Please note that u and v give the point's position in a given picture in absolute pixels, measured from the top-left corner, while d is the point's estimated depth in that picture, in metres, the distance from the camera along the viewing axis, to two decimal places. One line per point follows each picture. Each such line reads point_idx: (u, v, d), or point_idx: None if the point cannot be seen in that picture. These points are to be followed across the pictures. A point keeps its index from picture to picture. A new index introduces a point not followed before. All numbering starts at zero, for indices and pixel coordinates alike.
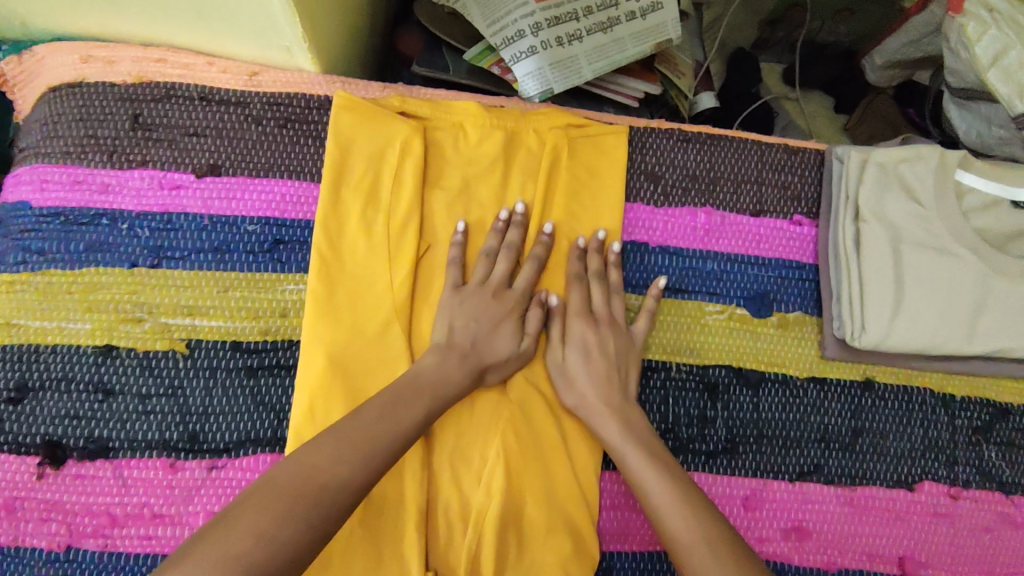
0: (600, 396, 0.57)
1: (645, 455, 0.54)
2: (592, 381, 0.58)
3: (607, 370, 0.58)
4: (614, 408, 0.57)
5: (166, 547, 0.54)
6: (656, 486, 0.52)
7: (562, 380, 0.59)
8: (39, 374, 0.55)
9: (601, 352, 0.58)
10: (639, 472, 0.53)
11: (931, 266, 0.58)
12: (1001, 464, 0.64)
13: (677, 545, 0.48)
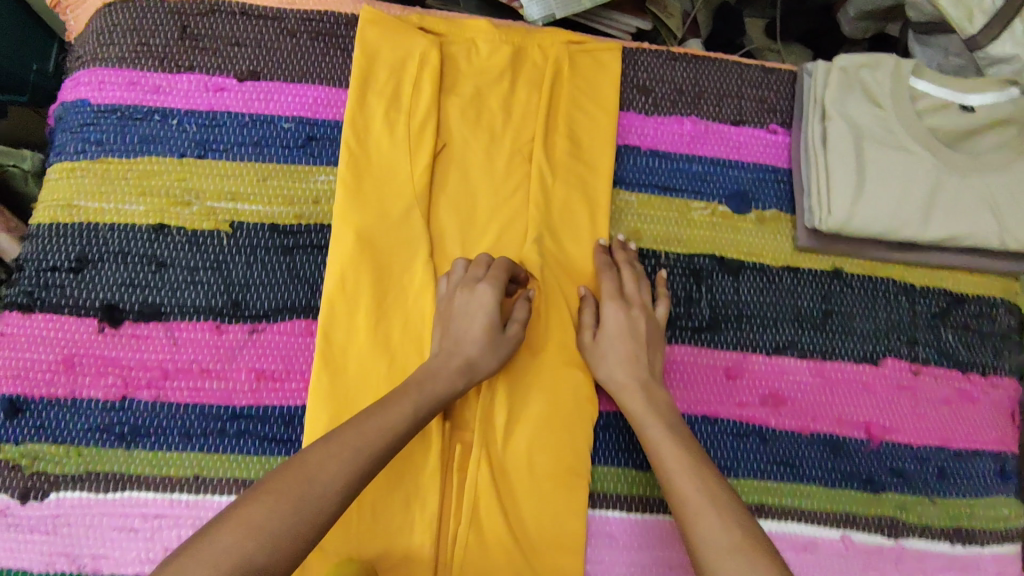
0: (627, 373, 0.61)
1: (668, 430, 0.58)
2: (620, 360, 0.62)
3: (633, 353, 0.62)
4: (642, 384, 0.61)
5: (213, 398, 0.61)
6: (676, 464, 0.55)
7: (593, 357, 0.63)
8: (99, 247, 0.62)
9: (627, 338, 0.63)
10: (659, 445, 0.57)
11: (890, 158, 0.66)
12: (958, 346, 0.71)
13: (688, 512, 0.52)
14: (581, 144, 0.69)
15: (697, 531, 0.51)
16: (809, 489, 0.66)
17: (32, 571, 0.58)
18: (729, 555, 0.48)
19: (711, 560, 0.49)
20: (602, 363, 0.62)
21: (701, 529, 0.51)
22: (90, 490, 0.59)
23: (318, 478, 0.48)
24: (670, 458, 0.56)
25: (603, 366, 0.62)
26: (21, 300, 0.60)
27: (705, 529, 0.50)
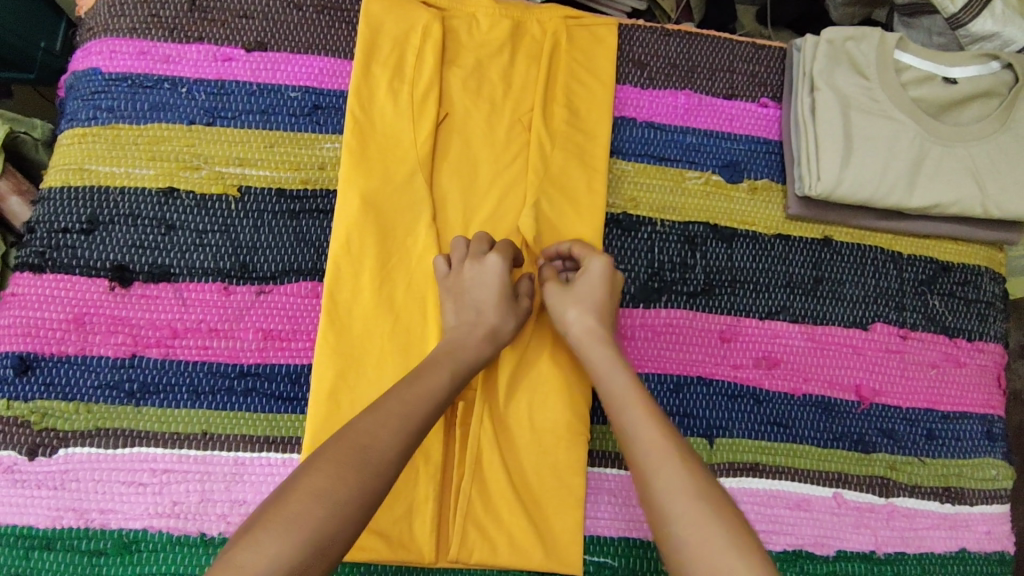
0: (588, 325, 0.61)
1: (630, 381, 0.57)
2: (583, 314, 0.61)
3: (598, 310, 0.61)
4: (602, 338, 0.60)
5: (220, 356, 0.62)
6: (641, 426, 0.54)
7: (561, 310, 0.62)
8: (109, 210, 0.63)
9: (593, 294, 0.62)
10: (621, 397, 0.56)
11: (875, 128, 0.69)
12: (945, 312, 0.74)
13: (649, 465, 0.52)
14: (580, 115, 0.71)
15: (658, 483, 0.51)
16: (802, 448, 0.68)
17: (37, 527, 0.57)
18: (693, 507, 0.49)
19: (674, 511, 0.49)
20: (563, 319, 0.62)
21: (663, 482, 0.50)
22: (98, 446, 0.59)
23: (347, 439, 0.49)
24: (630, 411, 0.55)
25: (565, 320, 0.62)
26: (32, 260, 0.62)
27: (668, 481, 0.50)
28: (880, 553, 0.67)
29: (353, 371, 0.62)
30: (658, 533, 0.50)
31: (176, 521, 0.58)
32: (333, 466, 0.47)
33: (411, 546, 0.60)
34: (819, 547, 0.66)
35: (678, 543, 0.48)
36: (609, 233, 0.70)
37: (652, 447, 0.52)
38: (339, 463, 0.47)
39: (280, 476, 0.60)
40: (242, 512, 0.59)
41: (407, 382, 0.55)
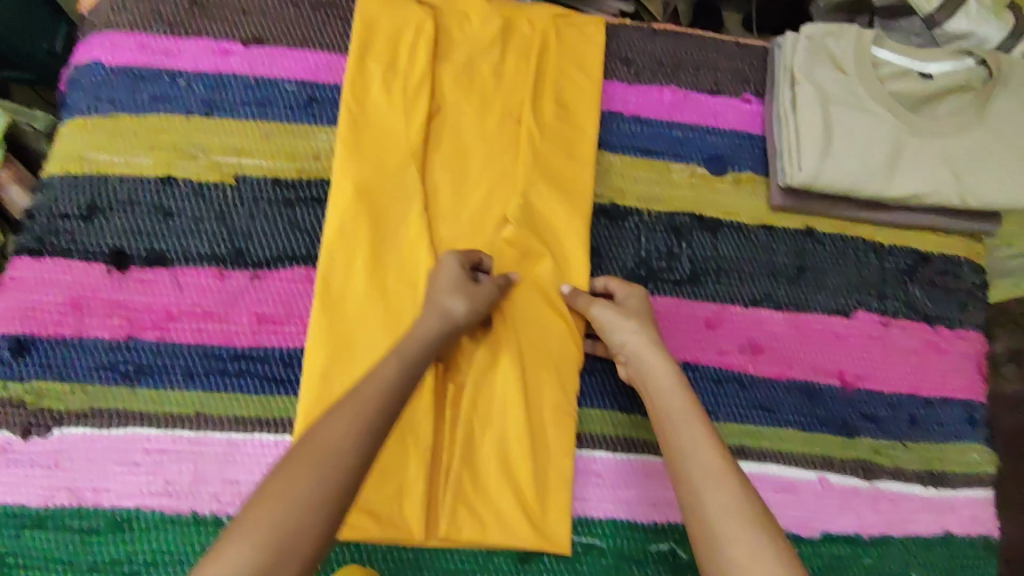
0: (648, 339, 0.62)
1: (686, 399, 0.58)
2: (639, 325, 0.63)
3: (649, 323, 0.63)
4: (660, 349, 0.62)
5: (215, 339, 0.63)
6: (697, 442, 0.54)
7: (613, 322, 0.64)
8: (108, 197, 0.65)
9: (639, 307, 0.65)
10: (677, 413, 0.57)
11: (854, 120, 0.71)
12: (926, 300, 0.75)
13: (702, 483, 0.52)
14: (569, 108, 0.73)
15: (709, 502, 0.51)
16: (786, 432, 0.69)
17: (30, 505, 0.58)
18: (746, 529, 0.49)
19: (726, 529, 0.49)
20: (619, 329, 0.63)
21: (716, 501, 0.51)
22: (93, 426, 0.60)
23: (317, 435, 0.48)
24: (688, 427, 0.56)
25: (623, 329, 0.63)
26: (31, 245, 0.63)
27: (721, 502, 0.50)
28: (864, 535, 0.68)
29: (346, 353, 0.63)
30: (703, 551, 0.50)
31: (169, 500, 0.59)
32: (312, 447, 0.47)
33: (402, 525, 0.60)
34: (805, 529, 0.67)
35: (724, 563, 0.48)
36: (597, 222, 0.72)
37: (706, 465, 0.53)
38: (316, 448, 0.47)
39: (273, 457, 0.61)
40: (234, 491, 0.60)
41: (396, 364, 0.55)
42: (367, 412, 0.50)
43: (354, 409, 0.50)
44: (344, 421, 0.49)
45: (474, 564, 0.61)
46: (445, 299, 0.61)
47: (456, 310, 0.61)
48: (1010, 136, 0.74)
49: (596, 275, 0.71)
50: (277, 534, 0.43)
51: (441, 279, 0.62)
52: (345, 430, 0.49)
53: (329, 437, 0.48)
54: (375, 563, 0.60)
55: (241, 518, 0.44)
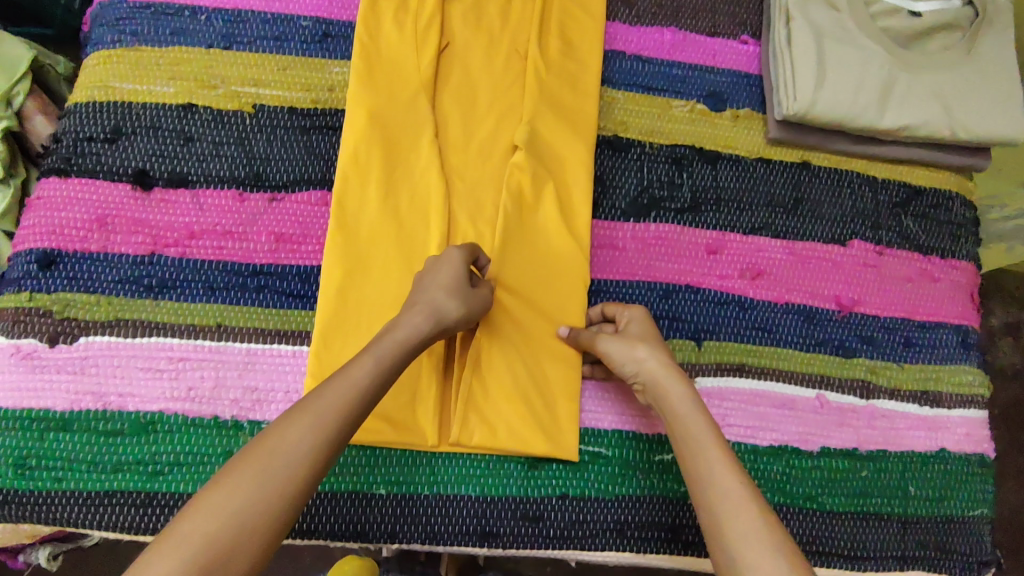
0: (661, 361, 0.60)
1: (708, 423, 0.56)
2: (652, 350, 0.61)
3: (661, 347, 0.62)
4: (676, 372, 0.59)
5: (234, 255, 0.66)
6: (716, 466, 0.53)
7: (622, 348, 0.62)
8: (132, 122, 0.68)
9: (649, 331, 0.63)
10: (696, 437, 0.55)
11: (846, 55, 0.74)
12: (918, 232, 0.78)
13: (724, 510, 0.50)
14: (573, 46, 0.76)
15: (731, 528, 0.49)
16: (785, 351, 0.72)
17: (55, 409, 0.60)
18: (767, 556, 0.47)
19: (750, 556, 0.47)
20: (630, 358, 0.61)
21: (738, 526, 0.49)
22: (118, 335, 0.62)
23: (273, 444, 0.47)
24: (704, 450, 0.54)
25: (639, 354, 0.61)
26: (58, 165, 0.66)
27: (743, 528, 0.49)
28: (862, 450, 0.70)
29: (359, 270, 0.66)
30: None
31: (192, 404, 0.61)
32: (260, 453, 0.47)
33: (415, 430, 0.63)
34: (804, 443, 0.69)
35: None
36: (601, 153, 0.75)
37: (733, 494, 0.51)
38: (268, 455, 0.47)
39: (291, 366, 0.64)
40: (254, 398, 0.62)
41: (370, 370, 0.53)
42: (329, 417, 0.49)
43: (311, 413, 0.49)
44: (298, 430, 0.48)
45: (484, 469, 0.64)
46: (441, 298, 0.58)
47: (448, 312, 0.58)
48: (995, 73, 0.76)
49: (600, 202, 0.73)
50: (211, 545, 0.43)
51: (441, 275, 0.59)
52: (302, 437, 0.48)
53: (281, 444, 0.47)
54: (389, 466, 0.63)
55: (179, 518, 0.44)
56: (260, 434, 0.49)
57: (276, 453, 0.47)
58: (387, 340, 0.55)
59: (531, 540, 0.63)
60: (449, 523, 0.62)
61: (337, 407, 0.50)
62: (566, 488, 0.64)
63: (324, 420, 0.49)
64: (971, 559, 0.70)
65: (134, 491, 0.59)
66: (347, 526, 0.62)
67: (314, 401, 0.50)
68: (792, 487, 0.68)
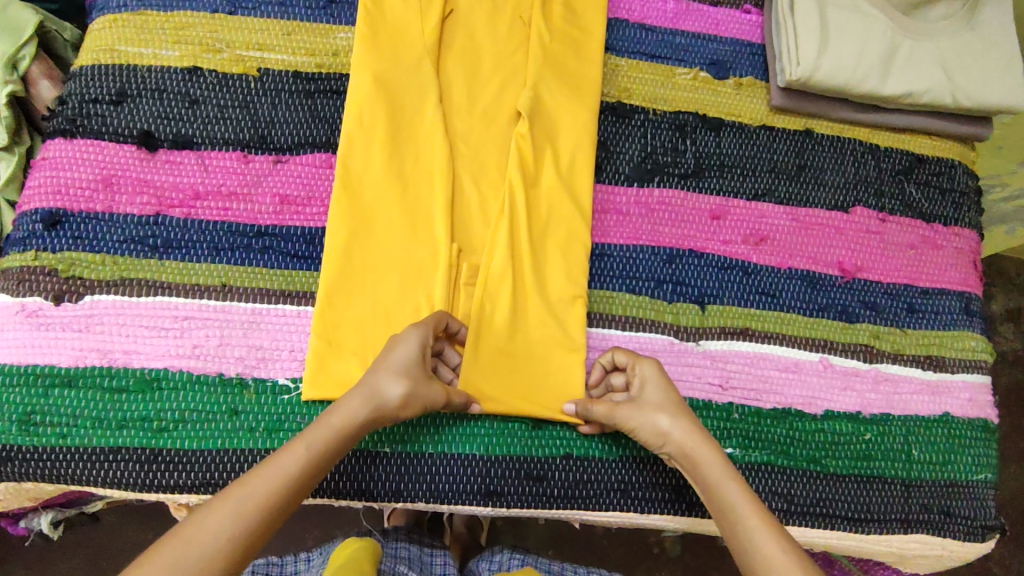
0: (685, 430, 0.58)
1: (744, 491, 0.55)
2: (674, 420, 0.59)
3: (683, 412, 0.60)
4: (704, 439, 0.58)
5: (239, 216, 0.66)
6: (765, 539, 0.52)
7: (646, 419, 0.59)
8: (137, 85, 0.68)
9: (669, 393, 0.61)
10: (737, 509, 0.54)
11: (849, 22, 0.75)
12: (921, 199, 0.78)
13: None
14: (577, 13, 0.76)
15: None
16: (788, 315, 0.72)
17: (60, 366, 0.60)
18: None
19: None
20: (653, 430, 0.59)
21: None
22: (122, 294, 0.62)
23: (194, 533, 0.47)
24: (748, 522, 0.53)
25: (666, 426, 0.59)
26: (63, 127, 0.66)
27: None
28: (865, 414, 0.70)
29: (363, 232, 0.66)
30: None
31: (196, 362, 0.62)
32: (180, 541, 0.47)
33: None
34: (808, 406, 0.69)
35: None
36: (605, 119, 0.75)
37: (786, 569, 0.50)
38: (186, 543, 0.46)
39: (295, 326, 0.64)
40: (259, 356, 0.63)
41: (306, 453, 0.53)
42: (253, 506, 0.49)
43: (236, 499, 0.49)
44: (218, 518, 0.48)
45: (488, 429, 0.64)
46: (383, 383, 0.56)
47: (389, 399, 0.56)
48: (997, 41, 0.76)
49: (604, 167, 0.73)
50: None
51: (391, 357, 0.58)
52: (223, 525, 0.48)
53: (201, 534, 0.47)
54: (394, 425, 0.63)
55: None
56: (184, 520, 0.48)
57: (194, 542, 0.47)
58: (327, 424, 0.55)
59: (535, 499, 0.63)
60: (454, 481, 0.62)
61: (266, 490, 0.50)
62: (570, 448, 0.64)
63: (248, 505, 0.49)
64: (975, 524, 0.70)
65: (138, 448, 0.59)
66: (353, 484, 0.62)
67: (241, 488, 0.50)
68: (795, 450, 0.68)
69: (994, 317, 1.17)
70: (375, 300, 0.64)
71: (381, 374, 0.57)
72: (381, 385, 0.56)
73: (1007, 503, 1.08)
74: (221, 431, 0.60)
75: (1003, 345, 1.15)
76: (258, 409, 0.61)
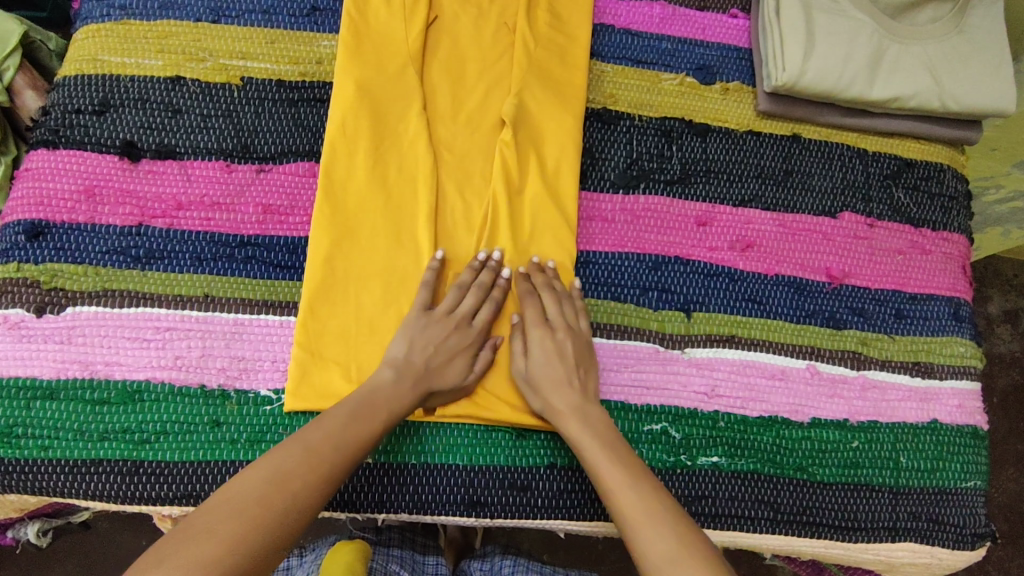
0: (552, 393, 0.61)
1: (602, 442, 0.58)
2: (548, 384, 0.61)
3: (571, 376, 0.62)
4: (571, 397, 0.61)
5: (222, 226, 0.66)
6: (619, 483, 0.55)
7: (528, 388, 0.62)
8: (120, 95, 0.68)
9: (558, 356, 0.62)
10: (596, 461, 0.57)
11: (835, 26, 0.74)
12: (909, 203, 0.77)
13: (637, 526, 0.53)
14: (562, 18, 0.75)
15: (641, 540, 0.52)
16: (775, 323, 0.71)
17: (42, 378, 0.60)
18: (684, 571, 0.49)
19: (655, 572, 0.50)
20: (533, 397, 0.62)
21: (640, 538, 0.52)
22: (104, 305, 0.62)
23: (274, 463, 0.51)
24: (606, 471, 0.56)
25: (540, 391, 0.61)
26: (46, 138, 0.66)
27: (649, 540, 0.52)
28: (853, 421, 0.70)
29: (346, 242, 0.65)
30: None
31: (178, 373, 0.61)
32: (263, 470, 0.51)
33: None
34: (794, 414, 0.69)
35: None
36: (590, 125, 0.74)
37: (631, 507, 0.54)
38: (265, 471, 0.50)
39: (278, 337, 0.64)
40: (241, 367, 0.62)
41: (384, 414, 0.57)
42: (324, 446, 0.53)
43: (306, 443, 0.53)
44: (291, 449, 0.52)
45: (471, 439, 0.64)
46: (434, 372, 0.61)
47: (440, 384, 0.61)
48: (985, 44, 0.76)
49: (589, 174, 0.73)
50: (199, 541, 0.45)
51: (442, 340, 0.62)
52: (290, 457, 0.52)
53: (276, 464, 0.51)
54: None
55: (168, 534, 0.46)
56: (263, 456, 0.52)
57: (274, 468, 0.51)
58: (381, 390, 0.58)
59: (518, 509, 0.63)
60: (437, 491, 0.62)
61: (336, 432, 0.54)
62: (554, 458, 0.64)
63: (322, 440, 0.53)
64: (964, 531, 0.69)
65: (121, 460, 0.59)
66: (335, 495, 0.61)
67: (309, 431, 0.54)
68: (783, 458, 0.68)
69: (991, 318, 1.16)
70: (358, 309, 0.64)
71: (436, 347, 0.62)
72: (435, 361, 0.61)
73: (1004, 506, 1.07)
74: (203, 442, 0.60)
75: (999, 346, 1.15)
76: (240, 421, 0.61)
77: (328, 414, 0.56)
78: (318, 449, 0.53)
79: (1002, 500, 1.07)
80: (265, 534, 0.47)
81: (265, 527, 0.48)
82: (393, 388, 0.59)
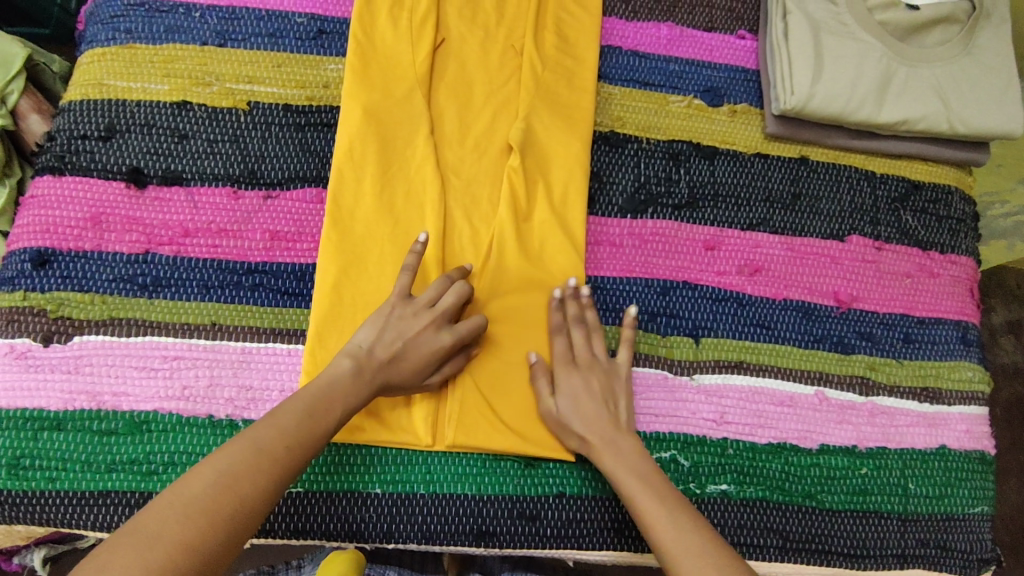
0: (591, 428, 0.61)
1: (641, 479, 0.58)
2: (584, 420, 0.61)
3: (605, 411, 0.62)
4: (612, 434, 0.61)
5: (229, 253, 0.65)
6: (662, 520, 0.55)
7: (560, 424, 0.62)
8: (126, 120, 0.67)
9: (590, 391, 0.62)
10: (638, 497, 0.57)
11: (843, 48, 0.74)
12: (918, 226, 0.77)
13: (678, 559, 0.52)
14: (569, 41, 0.75)
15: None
16: (783, 348, 0.71)
17: (48, 409, 0.60)
18: None
19: None
20: (568, 431, 0.62)
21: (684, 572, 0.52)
22: (113, 334, 0.62)
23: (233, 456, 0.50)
24: (648, 506, 0.56)
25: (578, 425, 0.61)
26: (52, 164, 0.66)
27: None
28: (861, 447, 0.70)
29: (353, 269, 0.65)
30: None
31: (186, 403, 0.61)
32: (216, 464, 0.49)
33: (408, 429, 0.63)
34: (803, 441, 0.69)
35: None
36: (598, 149, 0.74)
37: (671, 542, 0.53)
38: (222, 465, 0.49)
39: (286, 365, 0.63)
40: (249, 397, 0.62)
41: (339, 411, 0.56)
42: (280, 440, 0.52)
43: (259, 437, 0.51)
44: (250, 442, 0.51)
45: (480, 468, 0.64)
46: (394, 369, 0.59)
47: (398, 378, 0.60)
48: (993, 67, 0.75)
49: (596, 198, 0.73)
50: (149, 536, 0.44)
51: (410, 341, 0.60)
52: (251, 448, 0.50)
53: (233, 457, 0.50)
54: (385, 466, 0.63)
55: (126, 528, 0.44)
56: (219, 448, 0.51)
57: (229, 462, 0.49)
58: (342, 388, 0.56)
59: (527, 538, 0.63)
60: (445, 521, 0.62)
61: (292, 427, 0.53)
62: (563, 487, 0.64)
63: (279, 435, 0.52)
64: (971, 557, 0.69)
65: (128, 492, 0.59)
66: (343, 524, 0.61)
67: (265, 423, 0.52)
68: (791, 485, 0.68)
69: (994, 330, 1.16)
70: None
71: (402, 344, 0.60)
72: (399, 356, 0.60)
73: (1007, 517, 1.07)
74: None
75: (1003, 357, 1.15)
76: None
77: (284, 404, 0.54)
78: (274, 445, 0.51)
79: (1006, 513, 1.06)
80: (225, 535, 0.47)
81: (221, 526, 0.47)
82: (352, 381, 0.57)
